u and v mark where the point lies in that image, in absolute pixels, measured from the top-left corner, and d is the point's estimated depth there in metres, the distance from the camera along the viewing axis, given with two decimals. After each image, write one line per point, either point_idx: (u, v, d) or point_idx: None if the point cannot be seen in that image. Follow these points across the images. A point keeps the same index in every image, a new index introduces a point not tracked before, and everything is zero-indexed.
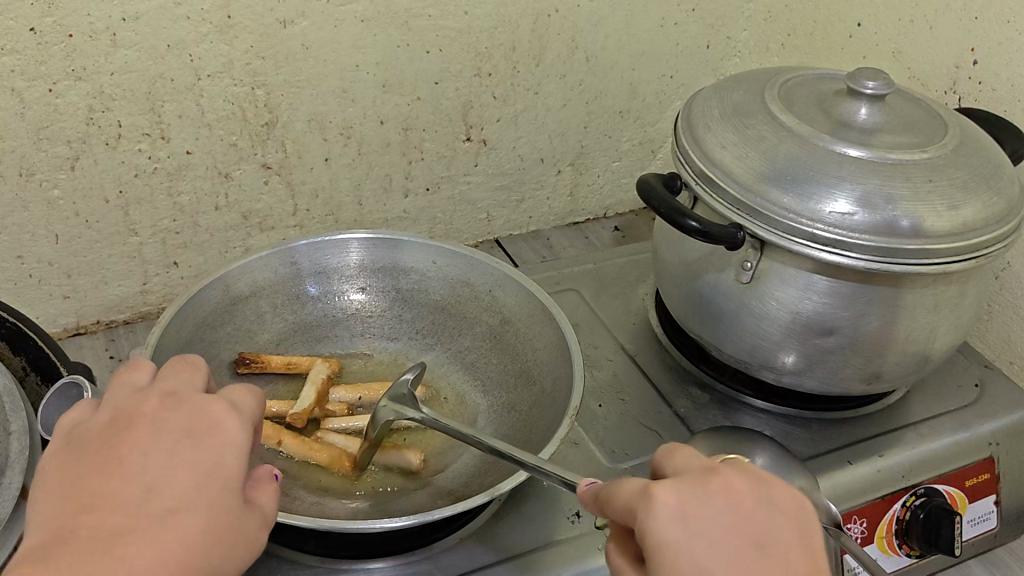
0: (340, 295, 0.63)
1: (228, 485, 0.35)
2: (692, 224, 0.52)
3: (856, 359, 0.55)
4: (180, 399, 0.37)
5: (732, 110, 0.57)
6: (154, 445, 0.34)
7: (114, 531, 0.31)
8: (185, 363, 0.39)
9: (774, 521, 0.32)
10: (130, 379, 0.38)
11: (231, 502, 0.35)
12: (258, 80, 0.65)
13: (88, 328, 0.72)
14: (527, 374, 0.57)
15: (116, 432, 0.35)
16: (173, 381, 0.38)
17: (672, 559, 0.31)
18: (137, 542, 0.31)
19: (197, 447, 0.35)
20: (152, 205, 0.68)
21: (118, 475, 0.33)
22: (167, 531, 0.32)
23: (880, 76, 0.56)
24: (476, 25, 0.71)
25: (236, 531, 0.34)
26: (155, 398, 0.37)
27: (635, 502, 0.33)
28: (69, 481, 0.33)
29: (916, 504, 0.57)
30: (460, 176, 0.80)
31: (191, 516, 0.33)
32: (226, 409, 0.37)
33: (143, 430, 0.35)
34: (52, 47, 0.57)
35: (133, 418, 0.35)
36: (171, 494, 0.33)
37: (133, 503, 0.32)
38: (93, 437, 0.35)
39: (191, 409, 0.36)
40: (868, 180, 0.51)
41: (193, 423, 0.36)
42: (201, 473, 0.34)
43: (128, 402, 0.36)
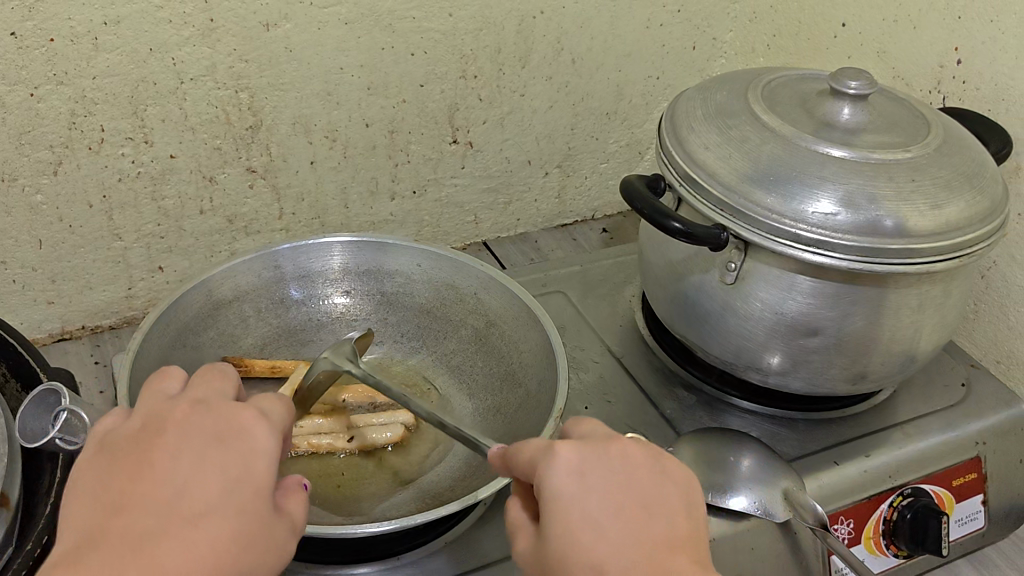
0: (323, 298, 0.62)
1: (258, 490, 0.34)
2: (675, 225, 0.52)
3: (841, 359, 0.55)
4: (210, 405, 0.37)
5: (715, 111, 0.57)
6: (184, 450, 0.34)
7: (144, 535, 0.31)
8: (214, 370, 0.40)
9: (660, 488, 0.36)
10: (161, 388, 0.38)
11: (261, 508, 0.34)
12: (241, 84, 0.65)
13: (73, 334, 0.72)
14: (512, 376, 0.57)
15: (147, 437, 0.35)
16: (203, 388, 0.38)
17: (562, 508, 0.35)
18: (166, 546, 0.31)
19: (226, 451, 0.35)
20: (136, 210, 0.68)
21: (148, 480, 0.33)
22: (196, 535, 0.32)
23: (863, 75, 0.56)
24: (461, 27, 0.71)
25: (265, 537, 0.34)
26: (185, 404, 0.37)
27: (538, 457, 0.36)
28: (100, 486, 0.33)
29: (903, 504, 0.57)
30: (447, 179, 0.80)
31: (219, 521, 0.33)
32: (256, 415, 0.37)
33: (172, 435, 0.35)
34: (33, 52, 0.57)
35: (163, 424, 0.35)
36: (201, 499, 0.33)
37: (162, 507, 0.32)
38: (125, 443, 0.35)
39: (221, 413, 0.36)
40: (851, 180, 0.51)
41: (223, 427, 0.36)
42: (229, 477, 0.34)
43: (159, 409, 0.36)
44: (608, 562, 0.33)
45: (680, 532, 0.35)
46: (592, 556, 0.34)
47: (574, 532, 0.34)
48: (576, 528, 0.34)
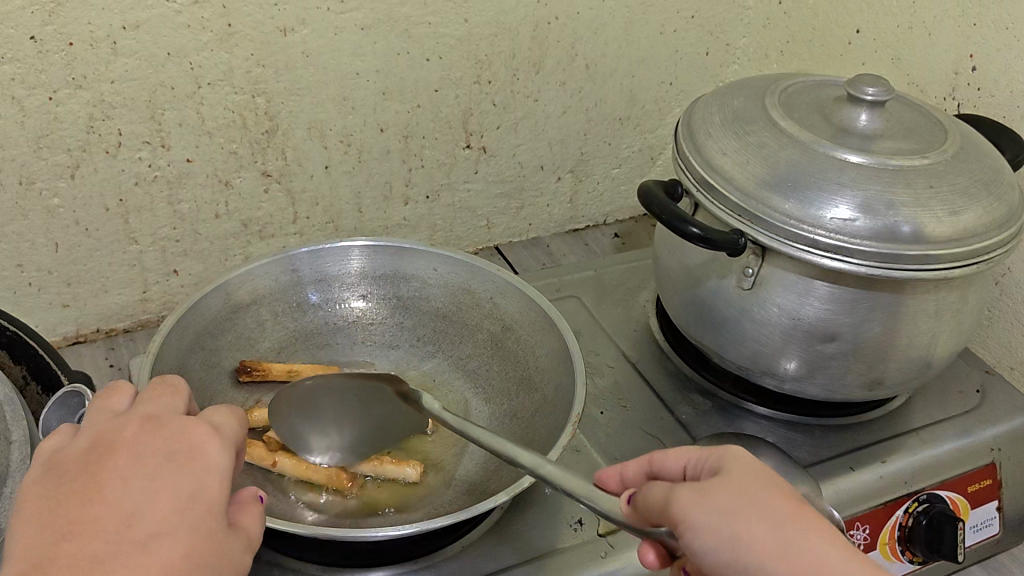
0: (340, 302, 0.63)
1: (211, 509, 0.35)
2: (694, 230, 0.52)
3: (858, 365, 0.55)
4: (161, 423, 0.37)
5: (732, 117, 0.57)
6: (135, 473, 0.34)
7: (96, 557, 0.31)
8: (166, 386, 0.40)
9: None
10: (112, 406, 0.38)
11: (215, 525, 0.35)
12: (258, 88, 0.65)
13: (88, 336, 0.72)
14: (528, 381, 0.57)
15: (96, 459, 0.35)
16: (155, 405, 0.38)
17: (746, 457, 0.37)
18: (117, 567, 0.31)
19: (178, 471, 0.35)
20: (152, 213, 0.68)
21: (98, 502, 0.33)
22: (150, 555, 0.32)
23: (880, 82, 0.56)
24: (476, 33, 0.71)
25: (220, 553, 0.34)
26: (135, 423, 0.37)
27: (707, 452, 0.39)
28: (51, 509, 0.33)
29: (918, 510, 0.57)
30: (460, 184, 0.80)
31: (172, 541, 0.33)
32: (208, 431, 0.37)
33: (122, 458, 0.35)
34: (53, 56, 0.57)
35: (113, 445, 0.35)
36: (152, 519, 0.33)
37: (114, 530, 0.32)
38: (73, 467, 0.34)
39: (173, 432, 0.36)
40: (869, 187, 0.51)
41: (174, 446, 0.36)
42: (182, 497, 0.34)
43: (109, 429, 0.36)
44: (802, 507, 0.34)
45: None
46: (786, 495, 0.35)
47: (761, 476, 0.36)
48: (765, 477, 0.36)
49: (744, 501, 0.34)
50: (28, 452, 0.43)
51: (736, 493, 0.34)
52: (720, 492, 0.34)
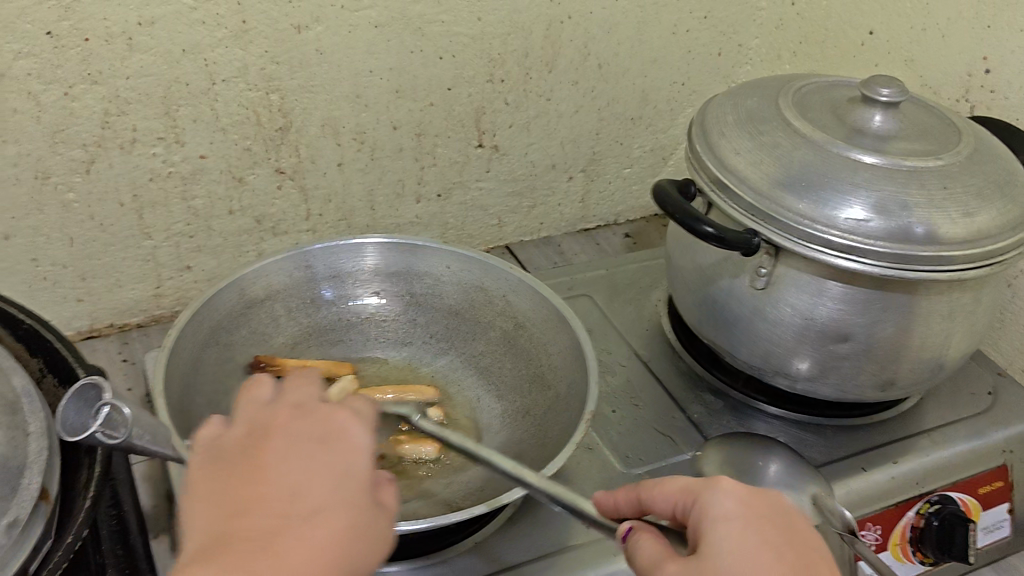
0: (354, 299, 0.63)
1: (363, 488, 0.35)
2: (707, 230, 0.51)
3: (871, 366, 0.55)
4: (309, 409, 0.37)
5: (746, 117, 0.57)
6: (292, 455, 0.35)
7: (267, 532, 0.31)
8: (303, 376, 0.40)
9: (814, 536, 0.36)
10: (257, 397, 0.38)
11: (369, 503, 0.35)
12: (272, 85, 0.66)
13: (101, 331, 0.72)
14: (540, 379, 0.57)
15: (253, 444, 0.35)
16: (298, 394, 0.38)
17: (726, 524, 0.34)
18: (288, 543, 0.31)
19: (331, 451, 0.35)
20: (167, 209, 0.68)
21: (261, 482, 0.33)
22: (316, 530, 0.32)
23: (894, 83, 0.56)
24: (489, 32, 0.71)
25: (375, 530, 0.34)
26: (285, 412, 0.37)
27: (696, 486, 0.37)
28: (218, 492, 0.33)
29: (930, 511, 0.57)
30: (472, 182, 0.80)
31: (335, 517, 0.33)
32: (352, 415, 0.37)
33: (277, 442, 0.35)
34: (69, 51, 0.58)
35: (268, 431, 0.36)
36: (314, 497, 0.33)
37: (279, 507, 0.32)
38: (231, 454, 0.35)
39: (320, 417, 0.37)
40: (883, 187, 0.51)
41: (323, 430, 0.36)
42: (338, 475, 0.34)
43: (260, 418, 0.37)
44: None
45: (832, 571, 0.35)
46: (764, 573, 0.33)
47: (740, 544, 0.34)
48: (746, 543, 0.34)
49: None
50: (45, 443, 0.43)
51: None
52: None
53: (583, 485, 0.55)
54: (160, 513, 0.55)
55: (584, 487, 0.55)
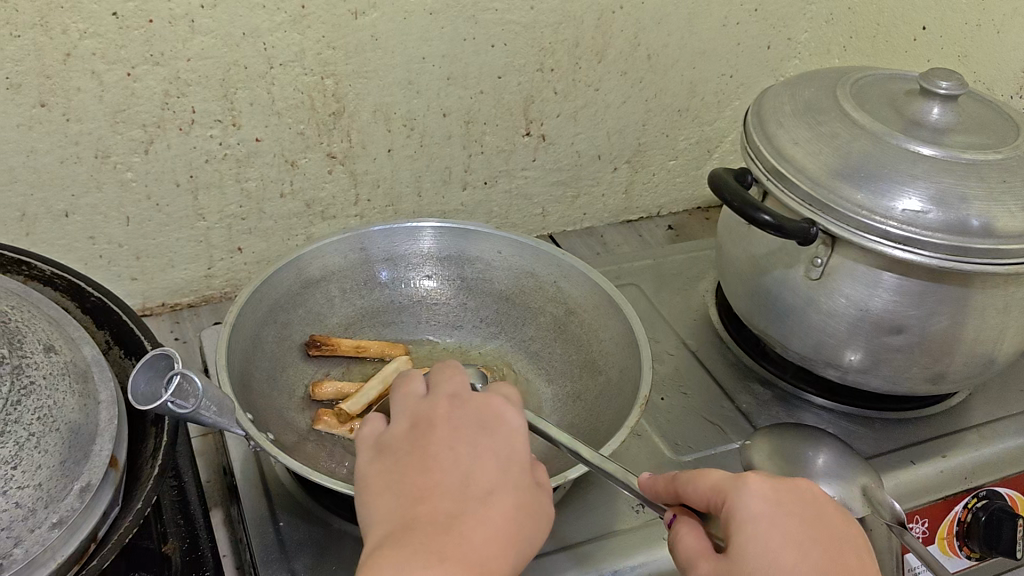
0: (408, 282, 0.63)
1: (523, 468, 0.40)
2: (766, 219, 0.52)
3: (923, 358, 0.55)
4: (464, 398, 0.42)
5: (804, 108, 0.57)
6: (458, 443, 0.40)
7: (447, 515, 0.37)
8: (449, 367, 0.45)
9: (843, 528, 0.39)
10: (412, 390, 0.44)
11: (529, 481, 0.40)
12: (328, 70, 0.66)
13: (153, 310, 0.74)
14: (591, 364, 0.58)
15: (421, 434, 0.41)
16: (451, 384, 0.43)
17: (758, 531, 0.36)
18: (467, 524, 0.37)
19: (492, 437, 0.40)
20: (220, 191, 0.69)
21: (437, 473, 0.39)
22: (491, 512, 0.38)
23: (953, 76, 0.56)
24: (541, 21, 0.71)
25: (537, 506, 0.40)
26: (444, 402, 0.42)
27: (725, 484, 0.38)
28: (397, 481, 0.39)
29: (977, 506, 0.57)
30: (518, 171, 0.81)
31: (503, 497, 0.38)
32: (504, 401, 0.42)
33: (443, 432, 0.40)
34: (133, 32, 0.58)
35: (432, 421, 0.41)
36: (482, 481, 0.39)
37: (457, 494, 0.38)
38: (403, 446, 0.41)
39: (477, 405, 0.42)
40: (942, 179, 0.51)
41: (481, 417, 0.41)
42: (500, 459, 0.40)
43: (422, 410, 0.42)
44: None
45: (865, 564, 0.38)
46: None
47: (771, 553, 0.36)
48: (774, 550, 0.36)
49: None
50: (116, 411, 0.44)
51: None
52: None
53: (631, 471, 0.56)
54: (214, 488, 0.56)
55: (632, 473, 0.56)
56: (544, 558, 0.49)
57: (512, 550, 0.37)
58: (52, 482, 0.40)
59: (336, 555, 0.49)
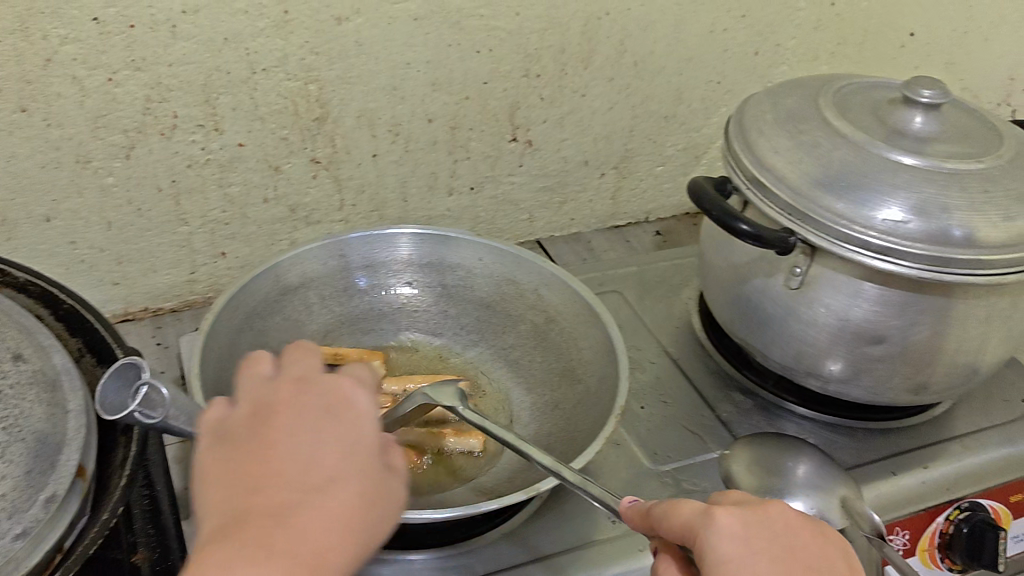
0: (387, 289, 0.63)
1: (372, 453, 0.36)
2: (743, 228, 0.52)
3: (905, 369, 0.55)
4: (311, 383, 0.39)
5: (785, 116, 0.57)
6: (300, 428, 0.36)
7: (282, 505, 0.33)
8: (300, 351, 0.41)
9: (825, 556, 0.36)
10: (257, 374, 0.40)
11: (380, 468, 0.36)
12: (311, 76, 0.66)
13: (136, 315, 0.73)
14: (570, 373, 0.57)
15: (261, 421, 0.37)
16: (299, 368, 0.40)
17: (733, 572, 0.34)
18: (306, 513, 0.33)
19: (338, 423, 0.37)
20: (203, 196, 0.69)
21: (274, 457, 0.35)
22: (331, 499, 0.34)
23: (937, 85, 0.56)
24: (526, 27, 0.71)
25: (387, 494, 0.36)
26: (289, 387, 0.38)
27: (693, 522, 0.35)
28: (230, 471, 0.35)
29: (960, 518, 0.56)
30: (505, 176, 0.80)
31: (348, 484, 0.35)
32: (353, 384, 0.39)
33: (283, 418, 0.36)
34: (114, 38, 0.58)
35: (273, 408, 0.37)
36: (326, 467, 0.35)
37: (296, 479, 0.34)
38: (240, 433, 0.36)
39: (324, 390, 0.38)
40: (923, 189, 0.51)
41: (327, 402, 0.38)
42: (347, 445, 0.36)
43: (264, 396, 0.38)
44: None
45: None
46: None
47: None
48: None
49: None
50: (84, 421, 0.44)
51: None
52: None
53: (610, 481, 0.55)
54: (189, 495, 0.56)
55: (611, 482, 0.55)
56: (518, 569, 0.49)
57: (354, 541, 0.33)
58: (16, 492, 0.40)
59: None
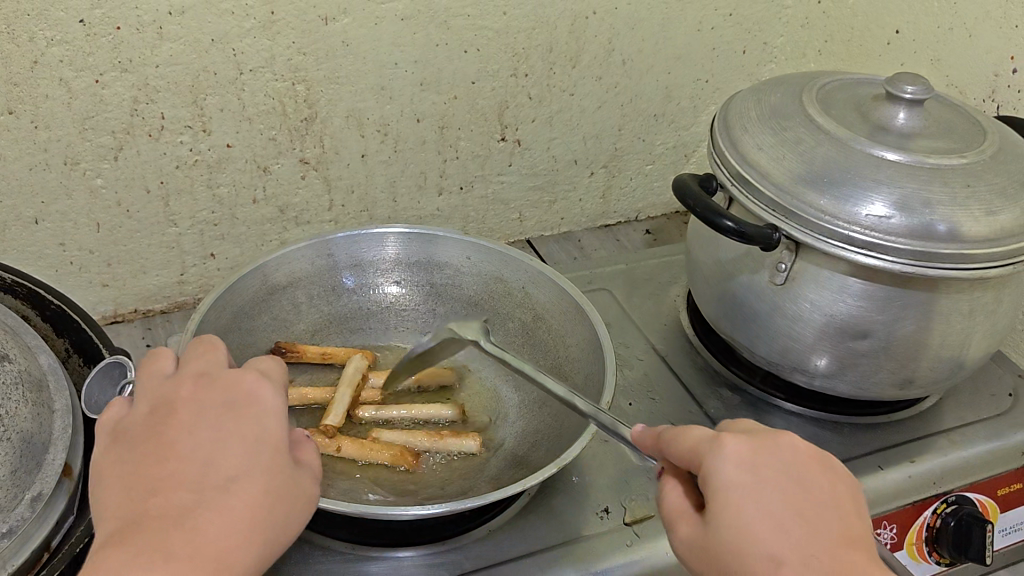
0: (375, 288, 0.63)
1: (276, 447, 0.37)
2: (728, 224, 0.52)
3: (889, 363, 0.55)
4: (212, 377, 0.39)
5: (769, 113, 0.57)
6: (200, 427, 0.36)
7: (180, 508, 0.34)
8: (205, 344, 0.41)
9: (827, 484, 0.36)
10: (158, 370, 0.40)
11: (284, 463, 0.37)
12: (299, 76, 0.66)
13: (126, 316, 0.74)
14: (557, 370, 0.57)
15: (161, 420, 0.37)
16: (200, 363, 0.40)
17: (731, 500, 0.35)
18: (205, 515, 0.34)
19: (238, 419, 0.37)
20: (191, 197, 0.69)
21: (173, 457, 0.35)
22: (232, 499, 0.35)
23: (919, 81, 0.56)
24: (514, 26, 0.71)
25: (293, 489, 0.37)
26: (189, 383, 0.38)
27: (702, 447, 0.37)
28: (129, 474, 0.35)
29: (947, 512, 0.57)
30: (494, 176, 0.81)
31: (249, 482, 0.35)
32: (258, 377, 0.39)
33: (184, 416, 0.37)
34: (101, 39, 0.58)
35: (173, 405, 0.37)
36: (226, 466, 0.35)
37: (195, 480, 0.35)
38: (140, 432, 0.37)
39: (225, 384, 0.38)
40: (905, 184, 0.51)
41: (229, 396, 0.38)
42: (249, 441, 0.37)
43: (164, 393, 0.38)
44: (781, 554, 0.34)
45: (854, 527, 0.35)
46: (763, 547, 0.34)
47: (745, 526, 0.34)
48: (749, 520, 0.35)
49: (720, 562, 0.35)
50: (70, 421, 0.44)
51: (715, 553, 0.35)
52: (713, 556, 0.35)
53: (598, 477, 0.56)
54: None
55: (599, 479, 0.55)
56: (506, 565, 0.49)
57: (256, 538, 0.35)
58: (2, 492, 0.40)
59: (296, 565, 0.49)
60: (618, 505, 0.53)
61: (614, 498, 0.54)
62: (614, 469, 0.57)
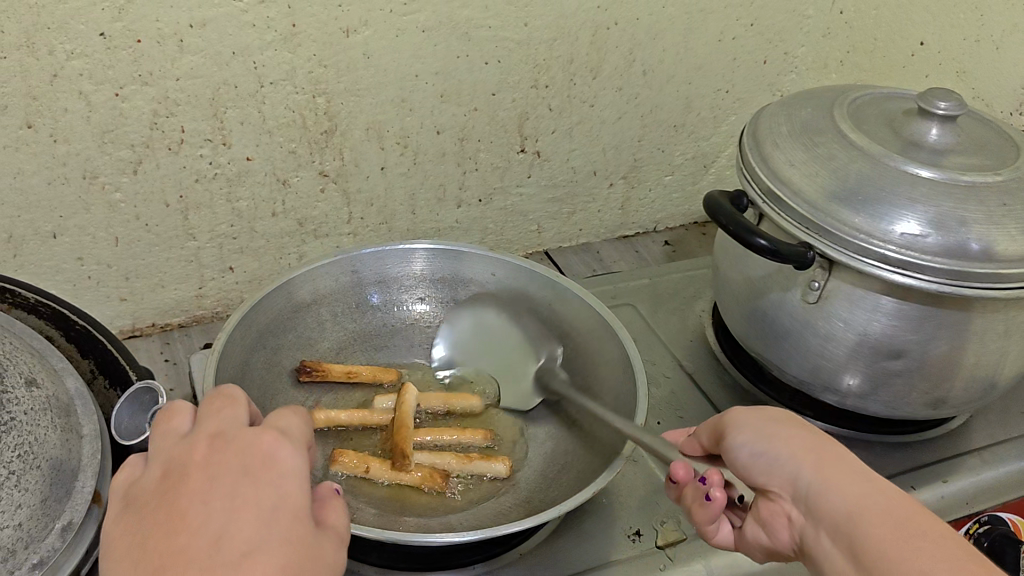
0: (401, 306, 0.64)
1: (296, 514, 0.33)
2: (762, 243, 0.51)
3: (923, 383, 0.54)
4: (228, 439, 0.35)
5: (800, 128, 0.57)
6: (212, 494, 0.32)
7: None
8: (221, 400, 0.37)
9: None
10: (173, 429, 0.36)
11: (304, 531, 0.33)
12: (319, 88, 0.65)
13: (144, 330, 0.73)
14: (586, 390, 0.57)
15: (172, 487, 0.32)
16: (216, 422, 0.36)
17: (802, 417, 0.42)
18: None
19: (255, 484, 0.33)
20: (211, 211, 0.68)
21: (184, 531, 0.30)
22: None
23: (953, 96, 0.55)
24: (535, 37, 0.71)
25: (317, 559, 0.32)
26: (203, 445, 0.34)
27: None
28: (137, 552, 0.30)
29: (979, 532, 0.56)
30: (513, 188, 0.80)
31: (267, 555, 0.30)
32: (275, 436, 0.35)
33: (198, 482, 0.32)
34: (121, 52, 0.57)
35: (186, 470, 0.33)
36: (241, 538, 0.31)
37: (207, 556, 0.30)
38: (151, 503, 0.32)
39: (241, 446, 0.34)
40: (941, 203, 0.50)
41: (244, 460, 0.34)
42: (265, 508, 0.32)
43: (177, 456, 0.34)
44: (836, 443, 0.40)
45: None
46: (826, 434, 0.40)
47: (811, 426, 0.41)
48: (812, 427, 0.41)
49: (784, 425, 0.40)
50: (99, 446, 0.43)
51: (781, 422, 0.41)
52: (769, 418, 0.41)
53: (626, 499, 0.55)
54: None
55: (628, 501, 0.55)
56: None
57: None
58: (32, 522, 0.39)
59: None
60: (648, 528, 0.53)
61: (645, 521, 0.53)
62: (643, 489, 0.56)
